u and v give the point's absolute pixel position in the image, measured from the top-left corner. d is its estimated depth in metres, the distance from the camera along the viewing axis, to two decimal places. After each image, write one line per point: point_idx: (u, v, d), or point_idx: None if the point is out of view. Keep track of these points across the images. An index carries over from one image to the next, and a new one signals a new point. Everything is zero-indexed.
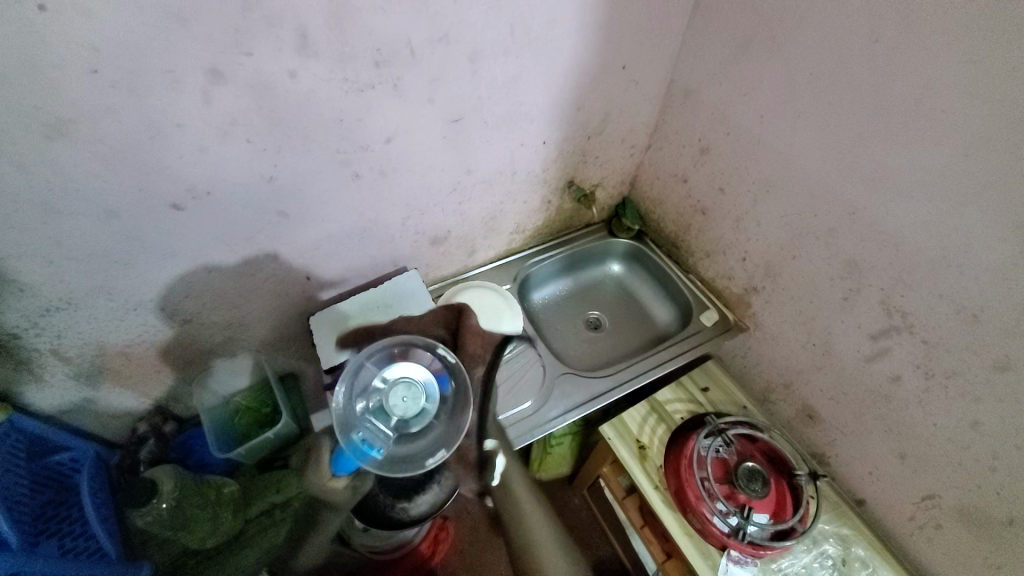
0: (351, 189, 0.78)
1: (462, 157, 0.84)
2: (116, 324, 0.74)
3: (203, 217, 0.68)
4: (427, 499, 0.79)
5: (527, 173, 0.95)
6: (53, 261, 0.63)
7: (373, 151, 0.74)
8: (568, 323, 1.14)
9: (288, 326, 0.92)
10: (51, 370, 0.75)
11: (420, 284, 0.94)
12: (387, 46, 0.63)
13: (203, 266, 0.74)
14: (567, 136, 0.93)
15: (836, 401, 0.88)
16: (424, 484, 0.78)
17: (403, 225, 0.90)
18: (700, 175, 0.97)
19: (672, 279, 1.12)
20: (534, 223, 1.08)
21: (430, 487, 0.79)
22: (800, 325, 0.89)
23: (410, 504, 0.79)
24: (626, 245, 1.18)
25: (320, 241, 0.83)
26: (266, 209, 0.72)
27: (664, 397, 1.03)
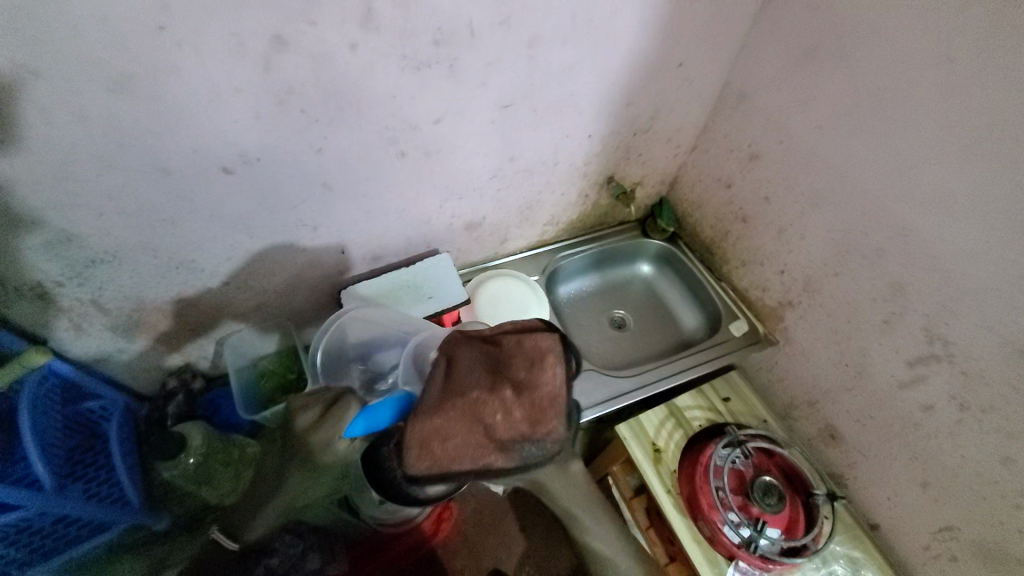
0: (396, 167, 0.77)
1: (507, 143, 0.83)
2: (156, 281, 0.75)
3: (251, 183, 0.68)
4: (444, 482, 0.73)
5: (569, 165, 0.94)
6: (102, 215, 0.63)
7: (422, 130, 0.74)
8: (592, 320, 1.13)
9: (319, 297, 0.93)
10: (90, 321, 0.76)
11: (451, 268, 0.94)
12: (447, 25, 0.62)
13: (245, 232, 0.75)
14: (614, 131, 0.92)
15: (863, 424, 0.86)
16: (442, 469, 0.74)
17: (441, 208, 0.89)
18: (745, 181, 0.95)
19: (702, 286, 1.10)
20: (569, 216, 1.07)
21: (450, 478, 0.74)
22: (834, 344, 0.87)
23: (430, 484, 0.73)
24: (658, 246, 1.16)
25: (360, 217, 0.83)
26: (311, 181, 0.73)
27: (684, 403, 1.03)
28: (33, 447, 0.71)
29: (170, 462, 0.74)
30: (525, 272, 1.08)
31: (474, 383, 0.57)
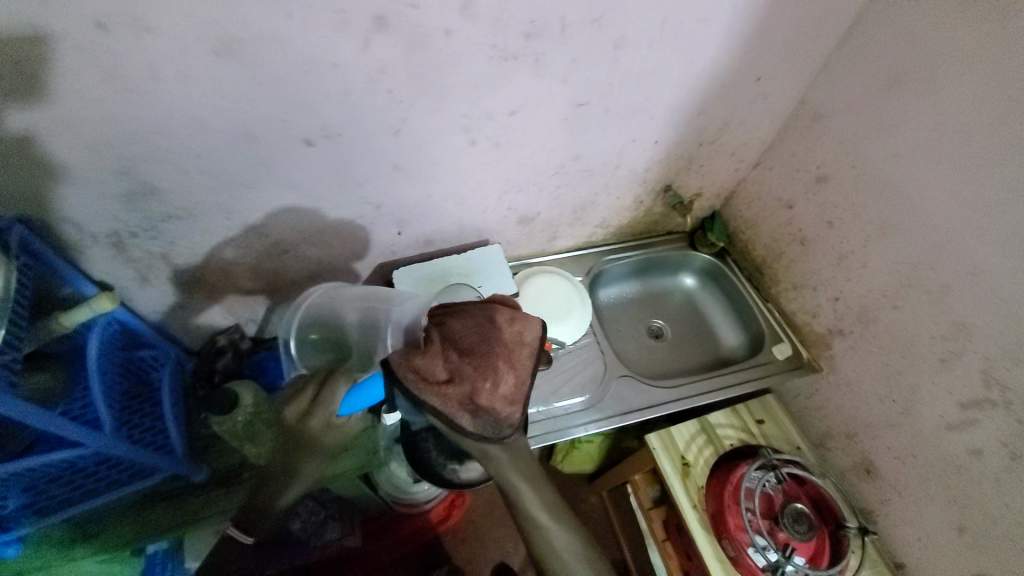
0: (467, 154, 0.78)
1: (575, 141, 0.83)
2: (222, 241, 0.77)
3: (329, 157, 0.70)
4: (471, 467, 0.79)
5: (631, 169, 0.94)
6: (187, 172, 0.65)
7: (496, 120, 0.74)
8: (630, 327, 1.13)
9: (370, 274, 0.95)
10: (157, 274, 0.79)
11: (502, 260, 0.94)
12: (542, 19, 0.62)
13: (312, 203, 0.76)
14: (681, 139, 0.91)
15: (902, 463, 0.84)
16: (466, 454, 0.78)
17: (500, 199, 0.90)
18: (808, 204, 0.93)
19: (747, 304, 1.09)
20: (620, 221, 1.07)
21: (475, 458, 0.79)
22: (882, 377, 0.85)
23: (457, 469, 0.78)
24: (705, 260, 1.15)
25: (422, 200, 0.84)
26: (384, 160, 0.74)
27: (717, 421, 1.01)
28: (98, 387, 0.72)
29: (220, 416, 0.77)
30: (569, 271, 1.08)
31: (471, 365, 0.59)
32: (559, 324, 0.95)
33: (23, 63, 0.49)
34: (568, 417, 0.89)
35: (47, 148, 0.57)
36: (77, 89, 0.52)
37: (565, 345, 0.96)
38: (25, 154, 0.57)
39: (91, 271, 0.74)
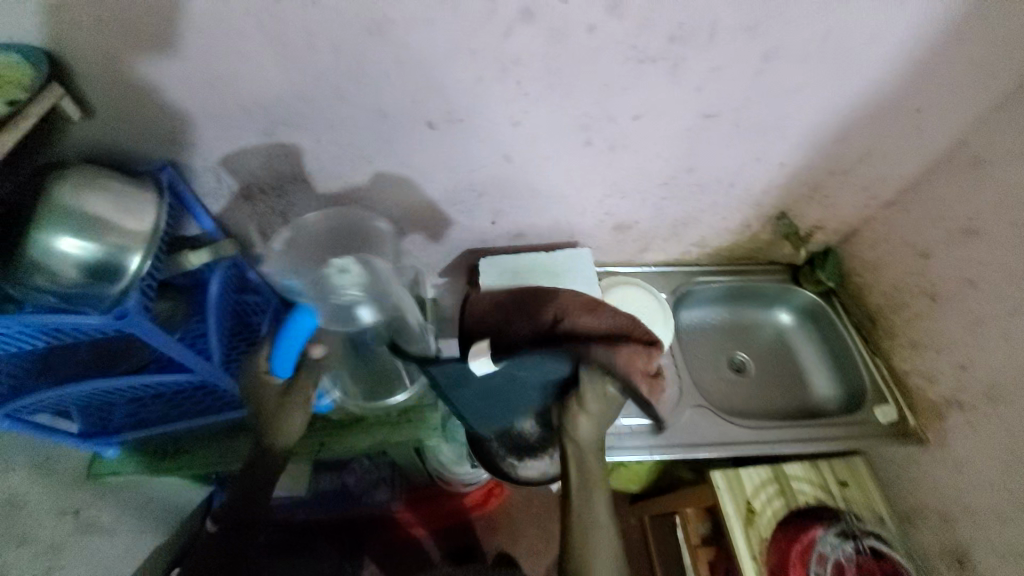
0: (579, 153, 0.76)
1: (694, 154, 0.78)
2: (334, 207, 0.82)
3: (447, 140, 0.71)
4: (537, 466, 0.80)
5: (746, 190, 0.87)
6: (319, 140, 0.69)
7: (617, 123, 0.71)
8: (710, 354, 1.07)
9: (458, 257, 0.97)
10: (273, 229, 0.85)
11: (590, 264, 0.91)
12: (692, 23, 0.59)
13: (421, 182, 0.78)
14: (810, 165, 0.84)
15: (1006, 563, 0.72)
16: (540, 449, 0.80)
17: (600, 203, 0.87)
18: (947, 256, 0.82)
19: (850, 355, 0.99)
20: (718, 243, 1.01)
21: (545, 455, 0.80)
22: (1003, 467, 0.74)
23: (518, 465, 0.80)
24: (808, 298, 1.06)
25: (525, 194, 0.83)
26: (497, 149, 0.74)
27: (792, 472, 0.93)
28: (213, 322, 0.77)
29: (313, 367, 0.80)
30: (655, 286, 1.04)
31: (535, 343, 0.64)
32: None
33: (203, 23, 0.53)
34: (629, 438, 0.85)
35: (209, 102, 0.62)
36: (243, 51, 0.57)
37: None
38: (192, 106, 0.62)
39: (220, 218, 0.81)
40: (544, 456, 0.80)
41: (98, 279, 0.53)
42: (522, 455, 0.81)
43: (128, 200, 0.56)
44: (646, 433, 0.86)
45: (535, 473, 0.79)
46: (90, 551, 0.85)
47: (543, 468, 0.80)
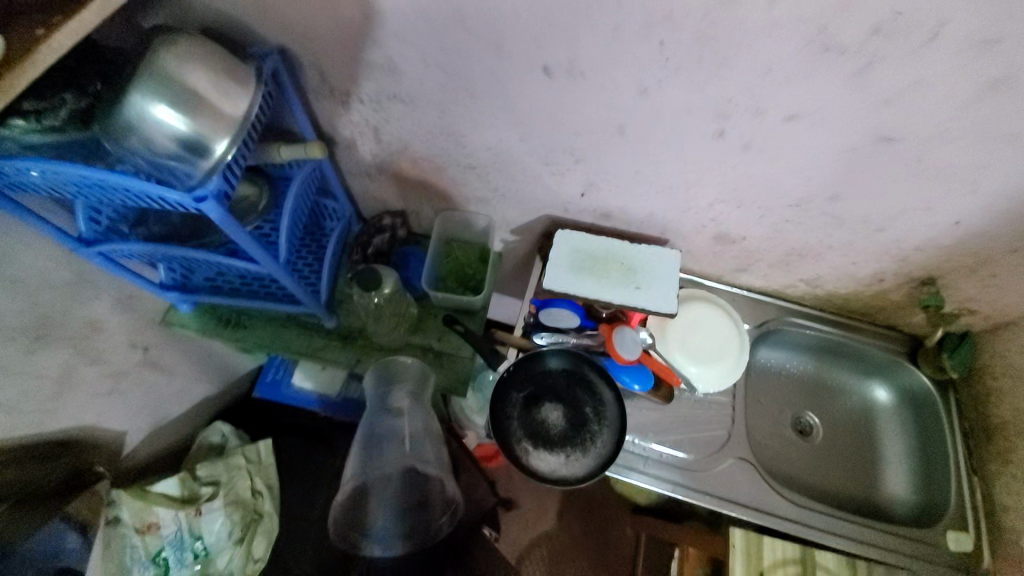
0: (703, 145, 0.65)
1: (845, 180, 0.64)
2: (424, 136, 0.78)
3: (558, 92, 0.63)
4: (554, 460, 0.76)
5: (892, 239, 0.72)
6: (425, 61, 0.64)
7: (762, 120, 0.59)
8: (774, 404, 0.95)
9: (534, 220, 0.90)
10: (363, 143, 0.83)
11: (672, 270, 0.79)
12: (912, 16, 0.45)
13: (518, 132, 0.71)
14: (993, 232, 0.66)
15: None
16: (566, 445, 0.76)
17: (708, 207, 0.76)
18: None
19: (945, 462, 0.83)
20: (831, 288, 0.86)
21: (566, 455, 0.76)
22: None
23: (534, 454, 0.76)
24: (919, 382, 0.89)
25: (626, 174, 0.74)
26: (611, 117, 0.65)
27: (824, 559, 0.82)
28: (286, 221, 0.77)
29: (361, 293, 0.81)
30: (737, 313, 0.92)
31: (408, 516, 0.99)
32: (696, 365, 0.83)
33: None
34: (655, 464, 0.79)
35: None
36: None
37: (694, 391, 0.83)
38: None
39: (317, 119, 0.80)
40: (560, 454, 0.76)
41: (189, 152, 0.53)
42: (541, 445, 0.77)
43: (228, 80, 0.55)
44: (672, 467, 0.79)
45: (546, 468, 0.75)
46: (150, 385, 0.97)
47: (557, 466, 0.76)
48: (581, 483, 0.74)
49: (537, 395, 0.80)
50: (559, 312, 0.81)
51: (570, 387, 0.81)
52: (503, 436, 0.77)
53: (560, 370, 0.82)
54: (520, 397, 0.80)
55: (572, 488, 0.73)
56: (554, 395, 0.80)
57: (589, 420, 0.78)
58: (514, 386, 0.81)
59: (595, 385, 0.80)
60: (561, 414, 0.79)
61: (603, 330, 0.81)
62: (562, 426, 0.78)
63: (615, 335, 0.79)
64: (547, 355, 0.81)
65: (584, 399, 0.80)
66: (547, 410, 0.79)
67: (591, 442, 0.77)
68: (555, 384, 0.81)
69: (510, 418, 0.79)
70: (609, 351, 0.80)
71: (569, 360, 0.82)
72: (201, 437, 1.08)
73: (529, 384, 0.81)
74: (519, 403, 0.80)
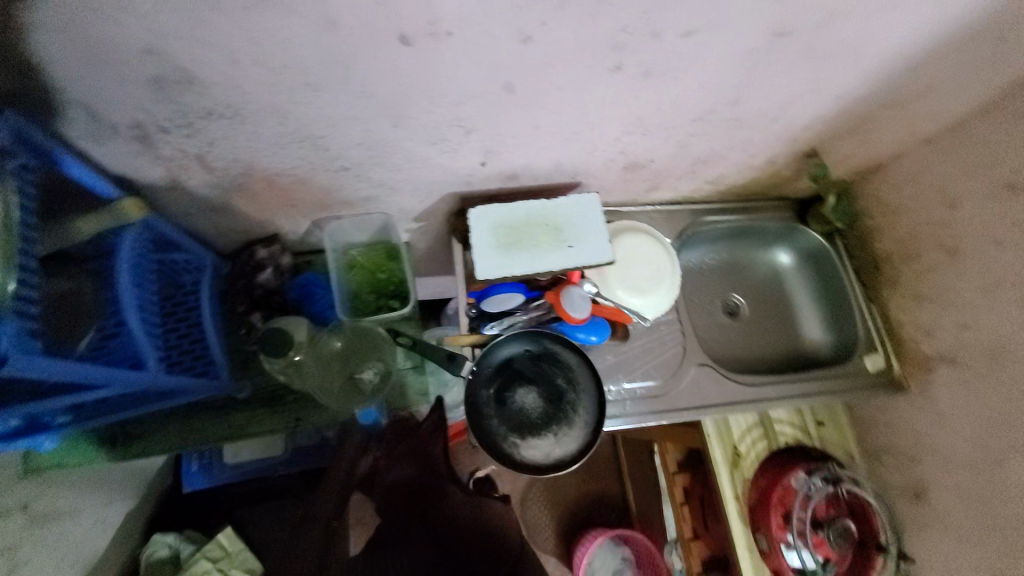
0: (602, 81, 0.57)
1: (743, 83, 0.62)
2: (274, 150, 0.61)
3: (426, 63, 0.50)
4: (541, 446, 0.74)
5: (784, 126, 0.73)
6: (237, 61, 0.47)
7: (661, 41, 0.53)
8: (707, 299, 1.01)
9: (434, 203, 0.80)
10: (192, 177, 0.64)
11: (600, 218, 0.76)
12: None
13: (391, 118, 0.58)
14: (866, 97, 0.70)
15: (964, 502, 0.81)
16: (548, 427, 0.75)
17: (616, 140, 0.71)
18: (982, 211, 0.75)
19: (848, 302, 0.96)
20: (734, 180, 0.89)
21: (550, 436, 0.75)
22: (986, 422, 0.77)
23: (521, 444, 0.74)
24: (814, 240, 0.99)
25: (525, 131, 0.65)
26: (496, 75, 0.54)
27: (776, 415, 0.95)
28: (130, 309, 0.62)
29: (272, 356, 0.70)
30: (659, 231, 0.93)
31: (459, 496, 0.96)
32: (639, 297, 0.84)
33: None
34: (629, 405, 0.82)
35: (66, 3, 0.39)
36: None
37: (644, 321, 0.85)
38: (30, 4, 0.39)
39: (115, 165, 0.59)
40: (550, 435, 0.75)
41: None
42: (524, 434, 0.75)
43: None
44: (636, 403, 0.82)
45: (539, 455, 0.74)
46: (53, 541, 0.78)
47: (550, 448, 0.74)
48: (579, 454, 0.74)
49: (508, 385, 0.77)
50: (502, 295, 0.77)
51: (538, 366, 0.78)
52: (488, 439, 0.74)
53: (522, 350, 0.79)
54: (491, 393, 0.77)
55: (571, 466, 0.72)
56: (524, 379, 0.78)
57: (565, 391, 0.77)
58: (482, 384, 0.77)
59: (560, 354, 0.78)
60: (537, 395, 0.77)
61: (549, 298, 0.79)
62: (543, 407, 0.76)
63: (564, 298, 0.77)
64: (503, 342, 0.78)
65: (554, 372, 0.78)
66: (522, 397, 0.77)
67: (574, 412, 0.76)
68: (521, 367, 0.78)
69: (487, 416, 0.75)
70: (561, 315, 0.79)
71: (527, 338, 0.78)
72: (145, 556, 0.94)
73: (496, 377, 0.77)
74: (492, 399, 0.76)
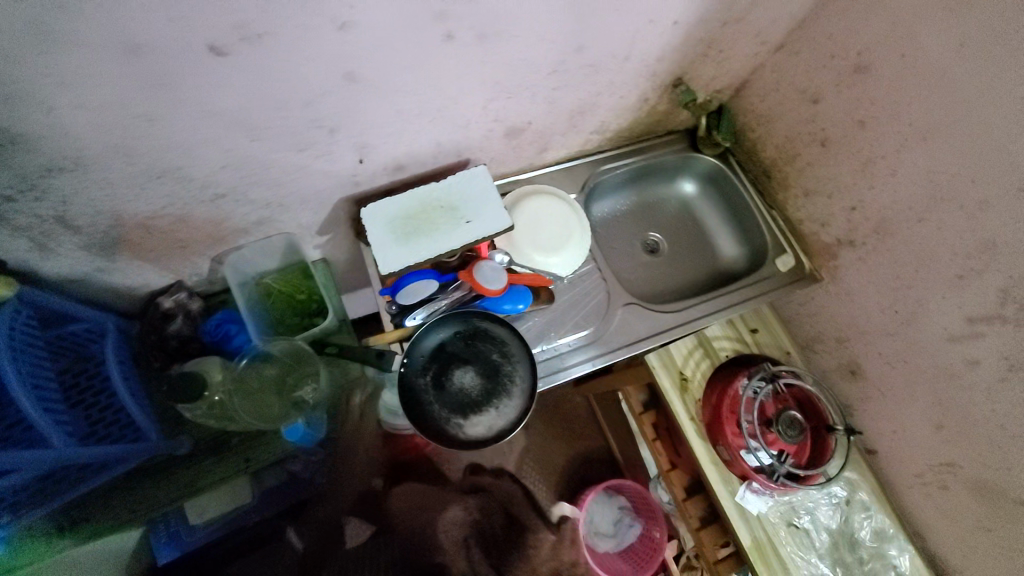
0: (440, 53, 0.58)
1: (581, 27, 0.64)
2: (137, 194, 0.60)
3: (251, 69, 0.51)
4: (483, 421, 0.78)
5: (640, 60, 0.76)
6: (53, 107, 0.46)
7: (480, 2, 0.54)
8: (626, 243, 1.05)
9: (330, 212, 0.80)
10: (61, 240, 0.63)
11: (491, 188, 0.78)
12: None
13: (243, 133, 0.58)
14: (704, 17, 0.73)
15: (891, 366, 0.88)
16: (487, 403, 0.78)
17: (484, 108, 0.72)
18: (838, 99, 0.81)
19: (750, 213, 1.01)
20: (618, 124, 0.92)
21: (491, 410, 0.78)
22: (889, 289, 0.84)
23: (464, 423, 0.77)
24: (708, 163, 1.04)
25: (389, 119, 0.66)
26: (330, 68, 0.54)
27: (713, 333, 1.01)
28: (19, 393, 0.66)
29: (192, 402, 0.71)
30: (562, 188, 0.95)
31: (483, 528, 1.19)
32: (555, 255, 0.87)
33: None
34: (569, 356, 0.85)
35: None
36: None
37: (562, 278, 0.89)
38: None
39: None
40: (490, 410, 0.78)
41: None
42: (467, 413, 0.78)
43: None
44: (567, 355, 0.86)
45: (482, 430, 0.77)
46: None
47: (492, 422, 0.78)
48: (519, 422, 0.78)
49: (444, 369, 0.79)
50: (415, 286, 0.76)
51: (471, 346, 0.81)
52: (432, 424, 0.77)
53: (453, 333, 0.81)
54: (428, 380, 0.79)
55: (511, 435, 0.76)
56: (460, 361, 0.80)
57: (500, 365, 0.80)
58: (419, 374, 0.79)
59: (492, 329, 0.81)
60: (473, 373, 0.80)
61: (464, 278, 0.79)
62: (480, 384, 0.79)
63: (477, 274, 0.77)
64: (434, 329, 0.80)
65: (488, 348, 0.81)
66: (459, 378, 0.79)
67: (511, 383, 0.79)
68: (455, 350, 0.81)
69: (428, 402, 0.78)
70: (478, 291, 0.78)
71: (455, 320, 0.81)
72: None
73: (432, 364, 0.79)
74: (431, 386, 0.79)
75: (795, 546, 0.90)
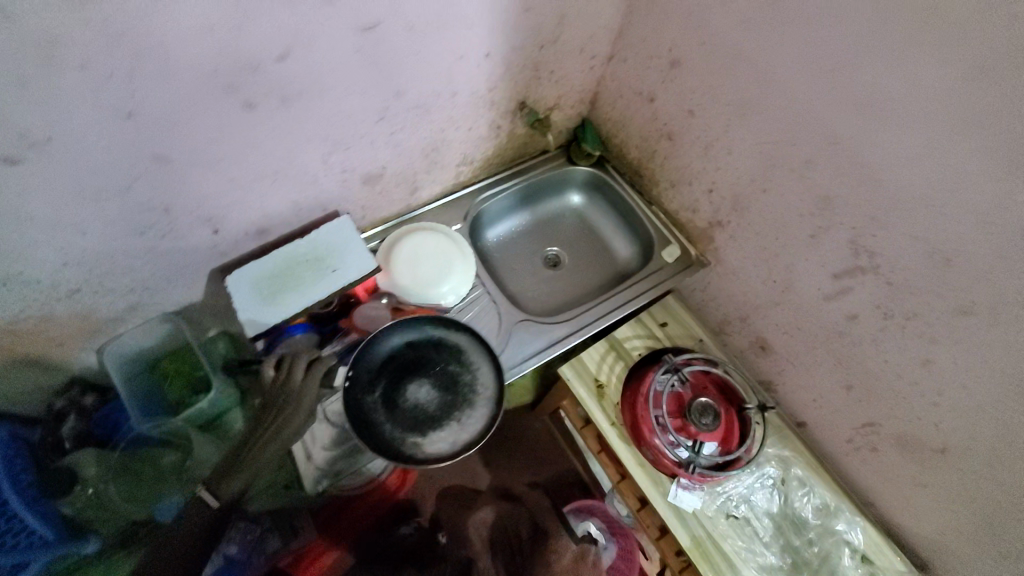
0: (247, 121, 0.62)
1: (388, 75, 0.69)
2: None
3: (52, 172, 0.54)
4: (443, 438, 0.79)
5: (470, 93, 0.81)
6: None
7: (264, 71, 0.58)
8: (525, 261, 1.07)
9: (205, 286, 0.83)
10: None
11: (354, 232, 0.81)
12: None
13: (71, 229, 0.61)
14: (518, 45, 0.79)
15: (790, 334, 0.88)
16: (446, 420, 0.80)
17: (326, 163, 0.76)
18: (669, 94, 0.85)
19: (634, 212, 1.04)
20: (483, 152, 0.97)
21: (450, 425, 0.80)
22: (763, 260, 0.85)
23: (423, 441, 0.79)
24: (587, 172, 1.08)
25: (225, 189, 0.69)
26: (136, 155, 0.58)
27: (623, 335, 1.03)
28: None
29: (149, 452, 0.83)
30: (444, 223, 0.98)
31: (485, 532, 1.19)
32: (441, 288, 0.88)
33: None
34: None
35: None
36: None
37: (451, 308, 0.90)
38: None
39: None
40: (451, 424, 0.80)
41: None
42: (424, 431, 0.80)
43: None
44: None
45: (443, 447, 0.78)
46: None
47: (454, 437, 0.79)
48: (485, 430, 0.80)
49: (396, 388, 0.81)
50: (292, 340, 0.79)
51: (417, 361, 0.83)
52: (387, 445, 0.78)
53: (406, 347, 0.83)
54: (377, 399, 0.80)
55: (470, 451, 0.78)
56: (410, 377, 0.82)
57: (459, 378, 0.83)
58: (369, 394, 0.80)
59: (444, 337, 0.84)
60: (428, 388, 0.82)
61: (346, 326, 0.84)
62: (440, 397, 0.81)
63: (359, 316, 0.85)
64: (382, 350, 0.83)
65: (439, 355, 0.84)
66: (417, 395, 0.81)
67: (472, 396, 0.82)
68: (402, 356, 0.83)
69: (376, 424, 0.79)
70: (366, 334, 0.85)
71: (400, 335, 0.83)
72: None
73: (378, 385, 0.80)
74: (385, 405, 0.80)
75: (736, 535, 0.89)
